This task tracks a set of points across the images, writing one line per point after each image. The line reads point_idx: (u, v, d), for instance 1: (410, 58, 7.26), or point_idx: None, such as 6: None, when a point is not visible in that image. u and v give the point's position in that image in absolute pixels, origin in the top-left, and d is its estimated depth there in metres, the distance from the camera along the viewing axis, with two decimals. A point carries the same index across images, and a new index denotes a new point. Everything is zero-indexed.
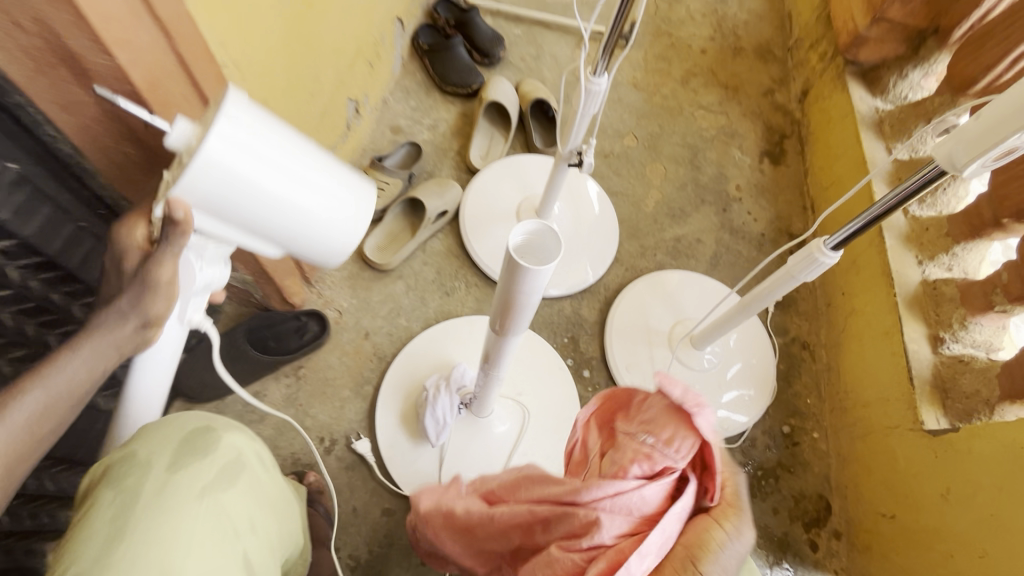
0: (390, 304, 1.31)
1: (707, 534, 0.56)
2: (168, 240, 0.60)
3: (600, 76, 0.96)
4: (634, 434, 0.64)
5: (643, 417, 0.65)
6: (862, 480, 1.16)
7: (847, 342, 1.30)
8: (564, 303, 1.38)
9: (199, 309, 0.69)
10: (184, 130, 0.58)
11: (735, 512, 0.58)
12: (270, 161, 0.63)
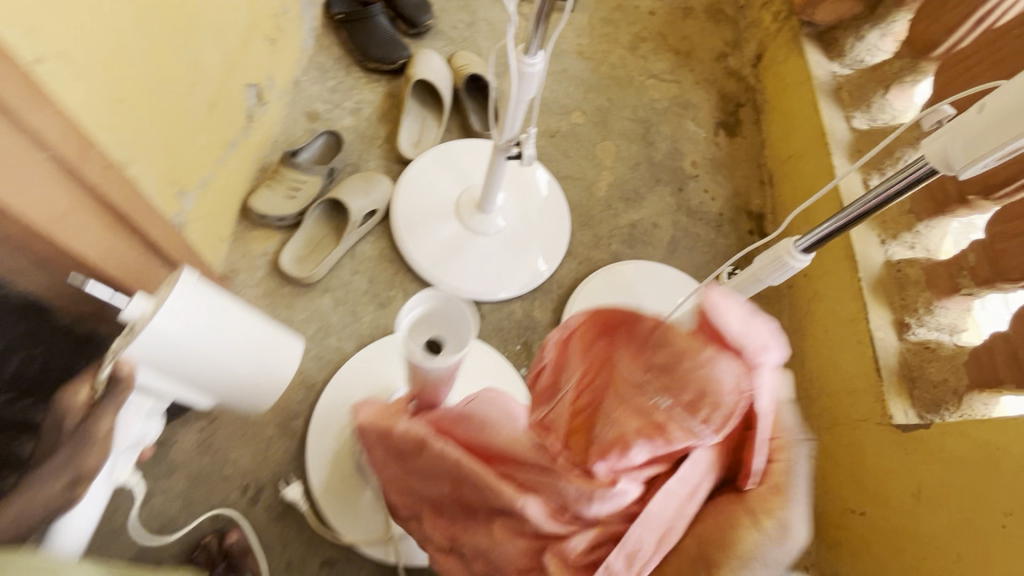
0: (317, 323, 1.15)
1: (733, 531, 0.45)
2: (112, 395, 0.68)
3: (534, 55, 0.81)
4: (652, 389, 0.48)
5: (663, 361, 0.49)
6: (830, 474, 1.12)
7: (812, 329, 1.24)
8: (514, 306, 1.26)
9: (127, 463, 0.77)
10: (140, 306, 0.72)
11: (784, 499, 0.46)
12: (213, 330, 0.78)
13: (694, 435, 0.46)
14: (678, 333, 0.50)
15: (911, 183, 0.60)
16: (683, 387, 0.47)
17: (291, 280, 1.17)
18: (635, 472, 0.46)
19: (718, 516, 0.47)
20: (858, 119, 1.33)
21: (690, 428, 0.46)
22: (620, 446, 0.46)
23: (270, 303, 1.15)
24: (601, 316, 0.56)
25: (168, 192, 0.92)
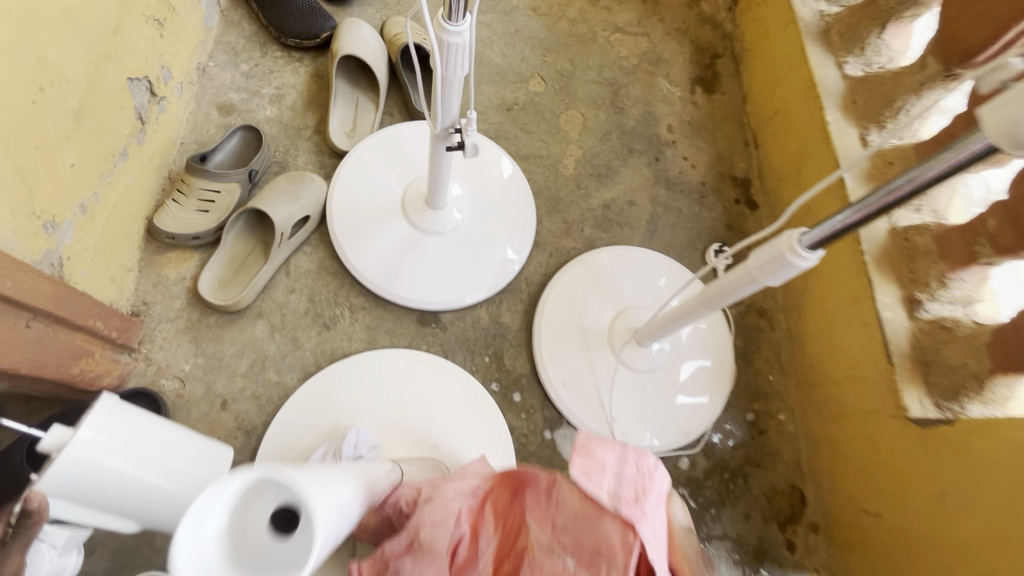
0: (251, 355, 1.00)
1: None
2: (21, 533, 0.59)
3: (460, 20, 0.64)
4: (556, 548, 0.55)
5: (562, 521, 0.56)
6: (839, 470, 1.02)
7: (810, 309, 1.13)
8: (479, 311, 1.11)
9: None
10: (59, 435, 0.61)
11: None
12: (140, 450, 0.67)
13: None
14: (568, 490, 0.57)
15: (962, 165, 0.47)
16: (581, 547, 0.54)
17: (215, 309, 1.00)
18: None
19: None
20: (851, 65, 1.15)
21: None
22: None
23: (194, 337, 0.99)
24: (501, 475, 0.61)
25: (30, 229, 0.75)
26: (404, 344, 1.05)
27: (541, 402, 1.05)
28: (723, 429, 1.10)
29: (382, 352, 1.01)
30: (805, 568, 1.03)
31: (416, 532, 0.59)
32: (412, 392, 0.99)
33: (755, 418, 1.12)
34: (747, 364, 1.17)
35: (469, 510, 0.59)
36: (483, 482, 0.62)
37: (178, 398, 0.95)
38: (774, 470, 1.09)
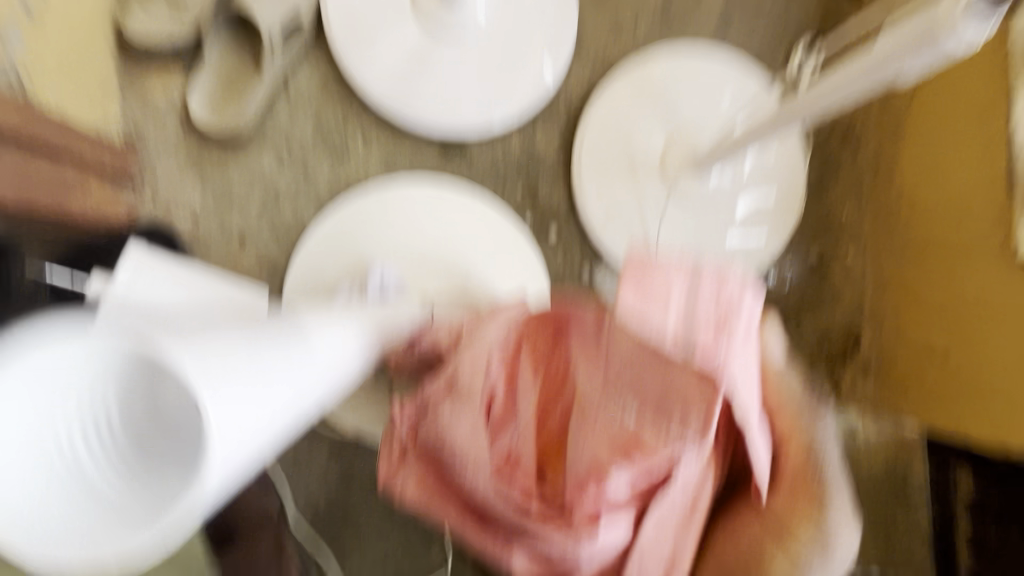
0: (263, 190, 0.91)
1: (766, 558, 0.47)
2: None
3: None
4: (608, 399, 0.47)
5: (620, 368, 0.47)
6: (907, 314, 0.93)
7: (913, 116, 0.95)
8: (510, 138, 0.96)
9: None
10: (96, 283, 0.70)
11: (818, 504, 0.46)
12: (176, 283, 0.73)
13: (673, 447, 0.45)
14: (620, 332, 0.47)
15: None
16: (642, 394, 0.46)
17: (215, 139, 0.90)
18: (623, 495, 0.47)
19: (740, 537, 0.49)
20: None
21: (667, 443, 0.46)
22: (598, 475, 0.46)
23: (198, 170, 0.90)
24: (540, 318, 0.54)
25: None
26: (427, 177, 0.94)
27: (580, 240, 0.96)
28: (781, 270, 1.00)
29: (403, 185, 0.91)
30: (846, 407, 1.01)
31: (454, 377, 0.52)
32: (438, 228, 0.90)
33: (819, 258, 1.01)
34: (819, 198, 1.01)
35: (503, 360, 0.52)
36: (516, 327, 0.54)
37: (194, 237, 0.90)
38: (831, 313, 1.01)
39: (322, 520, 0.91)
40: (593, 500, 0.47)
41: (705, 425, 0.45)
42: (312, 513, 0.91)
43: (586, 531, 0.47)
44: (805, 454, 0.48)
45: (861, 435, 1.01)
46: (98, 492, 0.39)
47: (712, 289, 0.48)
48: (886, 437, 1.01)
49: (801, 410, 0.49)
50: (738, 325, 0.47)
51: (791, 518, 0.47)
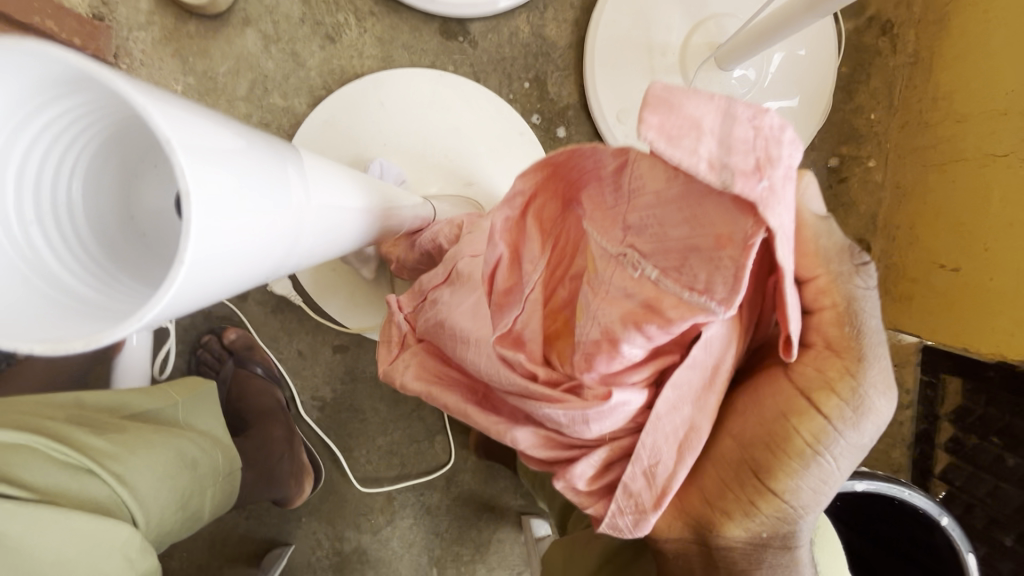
0: (250, 75, 0.84)
1: (787, 424, 0.36)
2: None
3: None
4: (630, 257, 0.31)
5: (639, 219, 0.31)
6: (924, 225, 0.90)
7: (957, 16, 0.85)
8: (518, 22, 0.88)
9: None
10: None
11: (846, 369, 0.35)
12: None
13: (700, 312, 0.28)
14: (649, 164, 0.30)
15: None
16: (666, 247, 0.29)
17: (194, 14, 0.82)
18: (631, 375, 0.33)
19: (762, 406, 0.36)
20: None
21: (690, 301, 0.28)
22: (607, 346, 0.31)
23: (177, 50, 0.82)
24: (544, 164, 0.33)
25: None
26: (428, 64, 0.87)
27: (590, 139, 0.91)
28: None
29: (401, 72, 0.84)
30: None
31: (455, 263, 0.50)
32: (440, 121, 0.85)
33: (838, 164, 0.96)
34: (847, 98, 0.95)
35: (504, 227, 0.34)
36: (520, 178, 0.33)
37: None
38: (844, 222, 0.97)
39: (329, 413, 0.94)
40: (597, 378, 0.33)
41: (736, 288, 0.27)
42: (319, 407, 0.94)
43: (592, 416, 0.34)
44: (838, 304, 0.35)
45: None
46: (58, 288, 0.27)
47: (748, 121, 0.25)
48: None
49: (834, 253, 0.34)
50: (782, 164, 0.25)
51: (817, 389, 0.35)
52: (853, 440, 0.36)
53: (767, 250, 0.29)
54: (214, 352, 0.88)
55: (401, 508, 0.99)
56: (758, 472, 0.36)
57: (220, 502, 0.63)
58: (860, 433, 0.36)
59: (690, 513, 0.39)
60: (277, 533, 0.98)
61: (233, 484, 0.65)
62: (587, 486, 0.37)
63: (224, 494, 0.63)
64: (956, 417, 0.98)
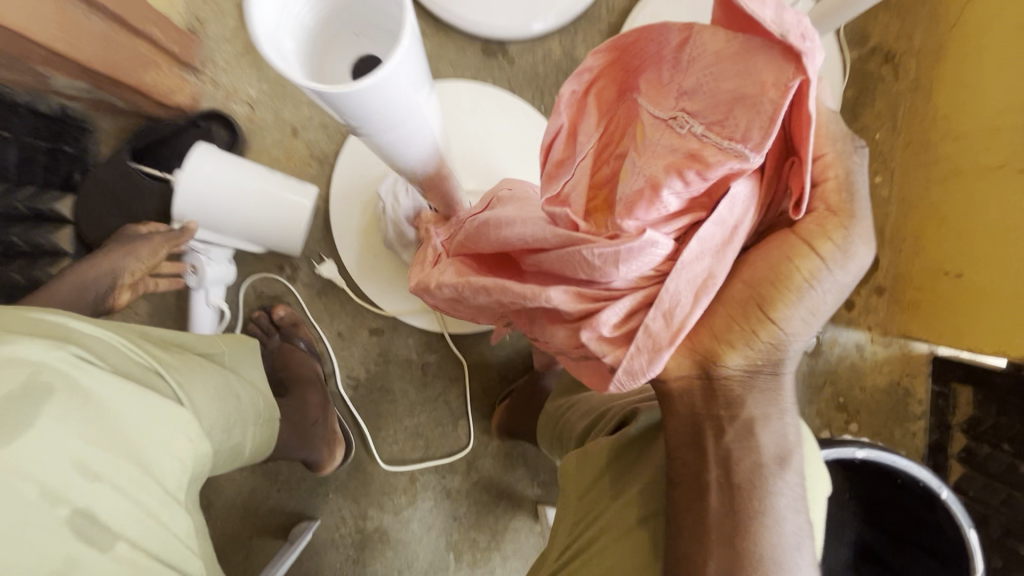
0: None
1: (790, 267, 0.39)
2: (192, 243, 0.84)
3: None
4: (679, 118, 0.37)
5: (693, 83, 0.37)
6: (926, 235, 0.95)
7: (952, 47, 0.93)
8: (552, 44, 0.99)
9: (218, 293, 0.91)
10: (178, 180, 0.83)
11: (841, 221, 0.39)
12: None
13: (736, 159, 0.35)
14: (711, 33, 0.36)
15: None
16: (714, 103, 0.36)
17: None
18: (666, 226, 0.37)
19: (768, 254, 0.40)
20: None
21: (728, 149, 0.35)
22: (649, 193, 0.36)
23: (255, 60, 0.95)
24: (613, 46, 0.40)
25: None
26: (470, 78, 0.98)
27: None
28: None
29: (447, 84, 0.95)
30: (858, 325, 1.06)
31: (495, 194, 0.58)
32: (478, 127, 0.95)
33: None
34: (853, 119, 1.03)
35: (571, 98, 0.42)
36: (591, 56, 0.41)
37: (250, 124, 0.96)
38: None
39: (362, 391, 1.01)
40: (634, 225, 0.37)
41: (769, 135, 0.33)
42: (353, 385, 1.01)
43: (626, 258, 0.36)
44: (840, 176, 0.38)
45: (866, 351, 1.07)
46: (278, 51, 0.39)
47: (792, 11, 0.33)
48: (891, 353, 1.07)
49: (839, 134, 0.38)
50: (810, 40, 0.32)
51: (820, 235, 0.39)
52: (841, 285, 0.40)
53: (792, 129, 0.36)
54: (263, 325, 0.96)
55: (422, 489, 1.03)
56: (760, 305, 0.40)
57: (258, 446, 0.69)
58: (848, 277, 0.40)
59: (698, 347, 0.43)
60: (305, 507, 1.03)
61: (270, 433, 0.72)
62: (611, 333, 0.39)
63: (266, 435, 0.71)
64: (968, 427, 0.99)
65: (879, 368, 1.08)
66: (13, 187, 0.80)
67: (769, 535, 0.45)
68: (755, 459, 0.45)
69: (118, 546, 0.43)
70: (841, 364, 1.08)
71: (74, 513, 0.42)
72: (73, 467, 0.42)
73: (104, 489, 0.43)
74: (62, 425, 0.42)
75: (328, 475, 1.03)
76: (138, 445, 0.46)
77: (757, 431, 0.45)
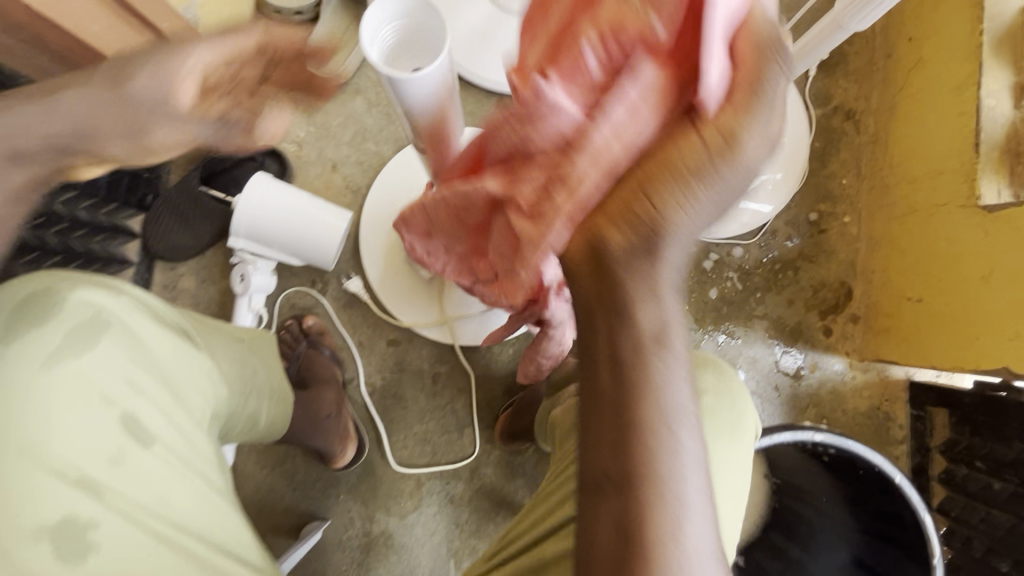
0: (354, 127, 1.13)
1: (677, 151, 0.40)
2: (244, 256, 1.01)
3: None
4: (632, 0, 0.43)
5: None
6: (892, 266, 1.06)
7: (902, 106, 1.08)
8: None
9: (259, 300, 1.04)
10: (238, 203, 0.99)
11: (738, 116, 0.39)
12: None
13: (648, 25, 0.42)
14: None
15: None
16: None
17: None
18: (583, 83, 0.45)
19: (668, 138, 0.41)
20: None
21: (648, 20, 0.42)
22: (575, 53, 0.45)
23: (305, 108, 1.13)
24: None
25: None
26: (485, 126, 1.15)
27: None
28: (783, 226, 1.15)
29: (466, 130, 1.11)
30: (836, 350, 1.14)
31: None
32: None
33: (817, 218, 1.15)
34: (821, 166, 1.16)
35: None
36: None
37: (297, 160, 1.12)
38: (826, 265, 1.14)
39: (377, 398, 1.10)
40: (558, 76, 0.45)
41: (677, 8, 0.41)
42: (369, 392, 1.10)
43: (532, 120, 0.47)
44: (750, 78, 0.40)
45: (846, 377, 1.14)
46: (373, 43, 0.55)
47: None
48: (870, 378, 1.14)
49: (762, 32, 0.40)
50: None
51: (711, 124, 0.40)
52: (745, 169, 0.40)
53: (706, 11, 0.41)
54: (293, 332, 1.07)
55: (427, 495, 1.09)
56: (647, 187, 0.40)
57: (274, 422, 0.74)
58: (742, 171, 0.40)
59: (590, 229, 0.42)
60: (316, 508, 1.09)
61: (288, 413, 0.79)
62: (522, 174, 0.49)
63: (281, 417, 0.75)
64: (946, 448, 1.05)
65: (859, 393, 1.14)
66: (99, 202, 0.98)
67: (657, 428, 0.42)
68: (660, 354, 0.42)
69: (156, 446, 0.52)
70: (823, 387, 1.14)
71: (123, 414, 0.51)
72: (124, 379, 0.52)
73: (145, 400, 0.53)
74: (115, 350, 0.52)
75: (340, 477, 1.09)
76: (169, 372, 0.56)
77: (659, 330, 0.42)
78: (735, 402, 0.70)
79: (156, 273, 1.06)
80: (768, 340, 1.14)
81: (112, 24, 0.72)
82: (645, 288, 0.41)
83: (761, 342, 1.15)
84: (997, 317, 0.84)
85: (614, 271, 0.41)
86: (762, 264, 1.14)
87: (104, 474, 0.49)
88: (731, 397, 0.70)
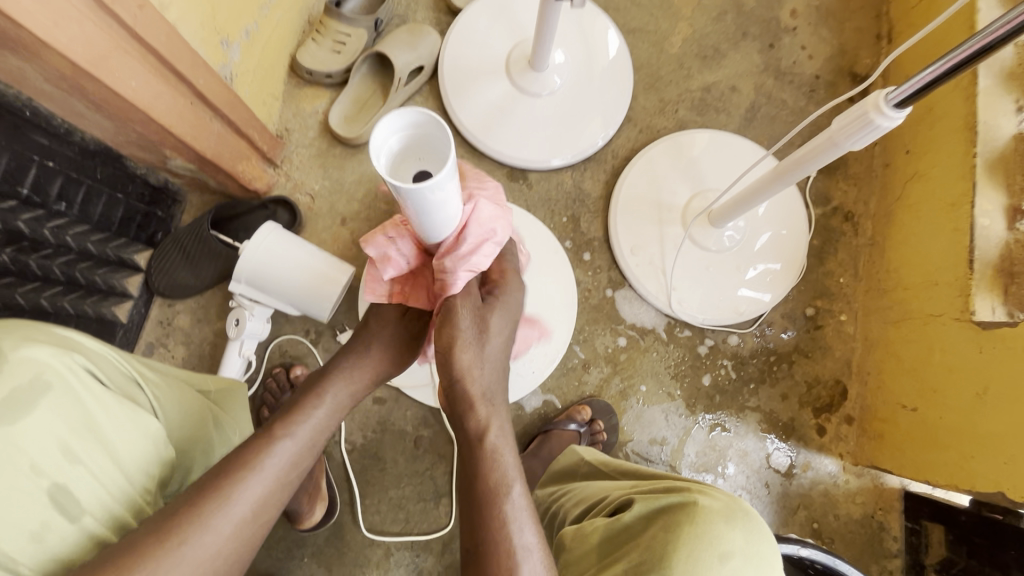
0: (367, 185, 1.15)
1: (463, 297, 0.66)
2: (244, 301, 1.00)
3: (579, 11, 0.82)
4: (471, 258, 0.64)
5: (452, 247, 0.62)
6: (888, 371, 1.05)
7: (900, 214, 1.11)
8: (565, 175, 1.19)
9: (251, 346, 1.03)
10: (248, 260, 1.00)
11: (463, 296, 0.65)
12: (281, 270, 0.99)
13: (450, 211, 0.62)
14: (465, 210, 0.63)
15: (1005, 38, 0.49)
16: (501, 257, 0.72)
17: (339, 141, 1.16)
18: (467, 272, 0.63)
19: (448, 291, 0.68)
20: None
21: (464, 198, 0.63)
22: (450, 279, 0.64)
23: (322, 162, 1.16)
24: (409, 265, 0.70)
25: (213, 42, 0.88)
26: None
27: (609, 264, 1.15)
28: (779, 317, 1.15)
29: None
30: (829, 451, 1.11)
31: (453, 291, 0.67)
32: None
33: (814, 313, 1.15)
34: (819, 263, 1.17)
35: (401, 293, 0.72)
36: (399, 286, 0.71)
37: (307, 212, 1.14)
38: (822, 362, 1.14)
39: (355, 456, 1.07)
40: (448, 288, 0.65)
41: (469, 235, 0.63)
42: (349, 450, 1.08)
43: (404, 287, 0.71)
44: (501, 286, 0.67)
45: (840, 479, 1.10)
46: (413, 166, 0.52)
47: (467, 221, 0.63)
48: (864, 484, 1.10)
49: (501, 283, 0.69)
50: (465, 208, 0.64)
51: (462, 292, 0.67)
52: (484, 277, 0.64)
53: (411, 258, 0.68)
54: (280, 381, 1.06)
55: (395, 566, 1.04)
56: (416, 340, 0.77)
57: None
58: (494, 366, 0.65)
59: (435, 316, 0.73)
60: (276, 570, 1.03)
61: None
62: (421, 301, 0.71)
63: None
64: (942, 568, 0.99)
65: (853, 498, 1.10)
66: (109, 236, 0.96)
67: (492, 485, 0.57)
68: (501, 459, 0.59)
69: (85, 520, 0.50)
70: (815, 489, 1.10)
71: (53, 488, 0.49)
72: (59, 450, 0.50)
73: (80, 472, 0.50)
74: (57, 416, 0.50)
75: (307, 539, 1.04)
76: (112, 437, 0.53)
77: (496, 448, 0.60)
78: (764, 565, 0.60)
79: (154, 308, 1.08)
80: (760, 433, 1.12)
81: (146, 77, 0.74)
82: (485, 411, 0.62)
83: (754, 436, 1.12)
84: (997, 436, 0.83)
85: (456, 402, 0.63)
86: (756, 353, 1.14)
87: (25, 552, 0.47)
88: (761, 556, 0.60)
